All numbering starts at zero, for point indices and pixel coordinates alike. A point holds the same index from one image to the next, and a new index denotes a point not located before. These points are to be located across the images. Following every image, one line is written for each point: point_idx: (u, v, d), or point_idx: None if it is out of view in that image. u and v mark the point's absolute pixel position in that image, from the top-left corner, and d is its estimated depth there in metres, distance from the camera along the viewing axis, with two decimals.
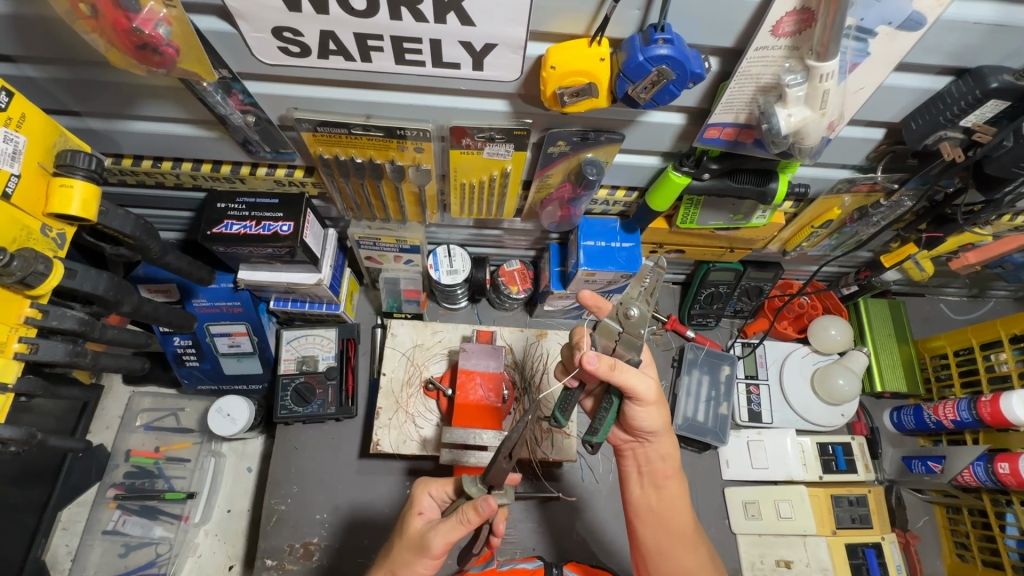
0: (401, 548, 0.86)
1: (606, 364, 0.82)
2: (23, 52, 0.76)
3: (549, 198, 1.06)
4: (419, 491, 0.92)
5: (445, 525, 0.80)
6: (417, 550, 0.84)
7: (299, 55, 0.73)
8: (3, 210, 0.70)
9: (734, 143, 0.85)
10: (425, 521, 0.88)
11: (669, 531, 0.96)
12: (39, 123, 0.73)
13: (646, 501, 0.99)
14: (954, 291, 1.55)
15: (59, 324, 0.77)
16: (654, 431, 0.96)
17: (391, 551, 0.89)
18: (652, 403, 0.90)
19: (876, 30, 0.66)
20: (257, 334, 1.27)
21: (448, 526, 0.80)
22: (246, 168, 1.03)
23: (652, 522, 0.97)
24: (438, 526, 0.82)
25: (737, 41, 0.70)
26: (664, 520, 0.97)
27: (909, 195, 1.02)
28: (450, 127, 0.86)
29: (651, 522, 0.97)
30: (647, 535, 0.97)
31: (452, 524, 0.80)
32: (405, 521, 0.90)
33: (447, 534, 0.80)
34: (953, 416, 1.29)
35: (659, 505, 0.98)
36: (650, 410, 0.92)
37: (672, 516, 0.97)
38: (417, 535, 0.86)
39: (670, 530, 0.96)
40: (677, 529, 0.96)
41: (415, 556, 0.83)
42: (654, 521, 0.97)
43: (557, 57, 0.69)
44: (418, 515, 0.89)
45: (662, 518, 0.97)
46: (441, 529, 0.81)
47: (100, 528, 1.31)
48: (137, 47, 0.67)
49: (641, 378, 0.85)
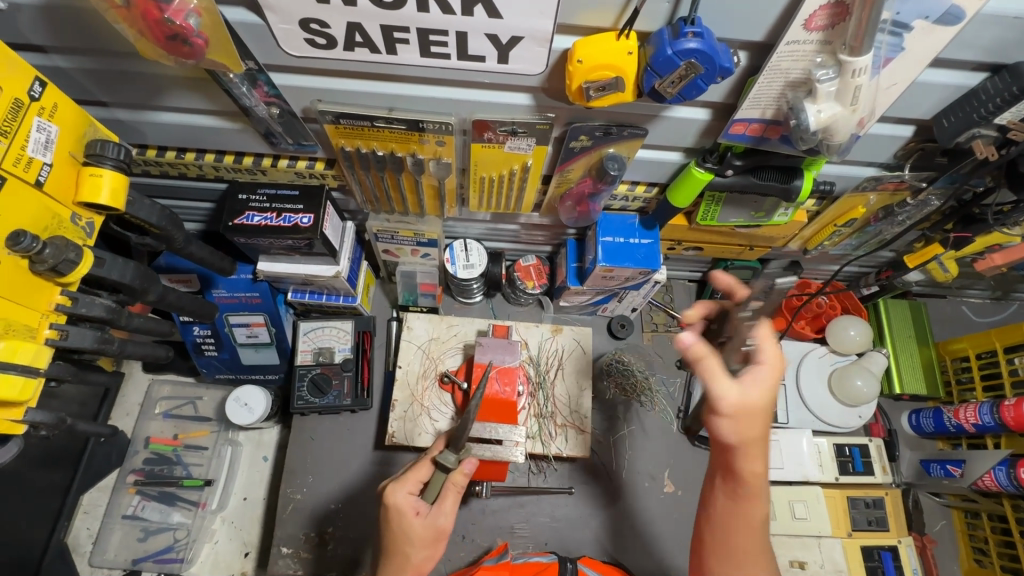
0: (416, 551, 0.88)
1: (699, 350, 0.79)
2: (54, 42, 0.77)
3: (569, 192, 1.05)
4: (399, 498, 0.90)
5: (446, 503, 0.90)
6: (433, 540, 0.90)
7: (325, 47, 0.73)
8: (35, 197, 0.71)
9: (760, 139, 0.84)
10: (425, 516, 0.89)
11: (750, 542, 0.81)
12: (70, 113, 0.74)
13: (728, 507, 0.82)
14: (977, 293, 1.53)
15: (88, 312, 0.78)
16: (754, 444, 0.78)
17: (402, 558, 0.88)
18: (744, 408, 0.76)
19: (911, 25, 0.65)
20: (275, 324, 1.28)
21: (448, 501, 0.91)
22: (268, 159, 1.04)
23: (730, 531, 0.82)
24: (437, 507, 0.90)
25: (767, 35, 0.69)
26: (744, 527, 0.81)
27: (936, 194, 1.00)
28: (472, 120, 0.86)
29: (732, 528, 0.82)
30: (727, 543, 0.83)
31: (448, 497, 0.91)
32: (403, 526, 0.89)
33: (450, 507, 0.91)
34: (974, 420, 1.27)
35: (738, 510, 0.81)
36: (758, 419, 0.77)
37: (750, 515, 0.81)
38: (426, 530, 0.89)
39: (734, 557, 0.82)
40: (757, 540, 0.82)
41: (432, 545, 0.90)
42: (731, 523, 0.82)
43: (584, 50, 0.68)
44: (416, 515, 0.89)
45: (745, 525, 0.81)
46: (445, 510, 0.90)
47: (120, 512, 1.35)
48: (168, 39, 0.68)
49: (737, 383, 0.77)
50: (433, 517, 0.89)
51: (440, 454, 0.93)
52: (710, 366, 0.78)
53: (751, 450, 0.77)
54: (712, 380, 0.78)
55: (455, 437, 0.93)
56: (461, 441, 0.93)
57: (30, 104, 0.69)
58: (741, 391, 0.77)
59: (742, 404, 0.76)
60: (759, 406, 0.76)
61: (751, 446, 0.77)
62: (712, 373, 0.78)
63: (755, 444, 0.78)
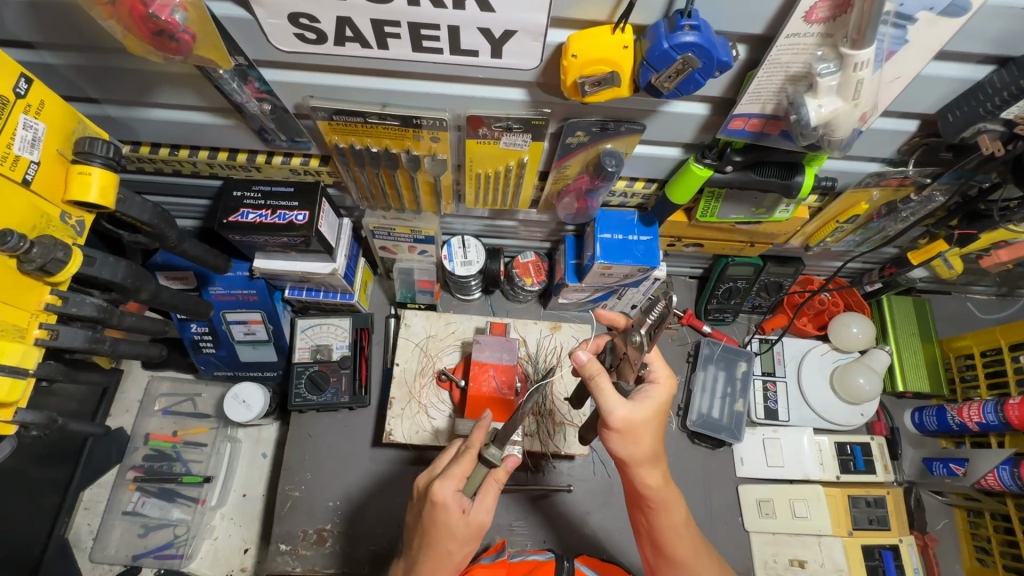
0: (458, 547, 0.82)
1: (594, 367, 0.82)
2: (42, 38, 0.76)
3: (566, 188, 1.04)
4: (445, 494, 0.80)
5: (488, 498, 0.83)
6: (473, 537, 0.82)
7: (315, 42, 0.72)
8: (23, 196, 0.70)
9: (759, 135, 0.82)
10: (470, 514, 0.81)
11: (682, 542, 0.89)
12: (57, 110, 0.73)
13: (653, 517, 0.89)
14: (981, 290, 1.51)
15: (78, 311, 0.78)
16: (636, 457, 0.84)
17: (442, 554, 0.82)
18: (623, 430, 0.82)
19: (915, 16, 0.63)
20: (272, 322, 1.28)
21: (490, 496, 0.83)
22: (262, 156, 1.03)
23: (664, 539, 0.89)
24: (478, 503, 0.82)
25: (766, 28, 0.67)
26: (671, 529, 0.89)
27: (941, 190, 0.98)
28: (467, 116, 0.84)
29: (666, 534, 0.89)
30: (667, 549, 0.89)
31: (489, 492, 0.83)
32: (447, 525, 0.81)
33: (491, 503, 0.83)
34: (978, 418, 1.25)
35: (662, 516, 0.88)
36: (626, 437, 0.83)
37: (671, 518, 0.88)
38: (470, 528, 0.81)
39: (674, 556, 0.89)
40: (687, 537, 0.89)
41: (472, 542, 0.83)
42: (663, 530, 0.89)
43: (578, 44, 0.67)
44: (462, 514, 0.81)
45: (671, 528, 0.88)
46: (487, 505, 0.83)
47: (121, 508, 1.35)
48: (154, 34, 0.67)
49: (627, 401, 0.81)
50: (475, 514, 0.81)
51: (484, 448, 0.83)
52: (604, 384, 0.82)
53: (648, 463, 0.85)
54: (607, 404, 0.81)
55: (502, 431, 0.83)
56: (507, 435, 0.83)
57: (16, 101, 0.68)
58: (634, 409, 0.81)
59: (639, 426, 0.82)
60: (647, 423, 0.83)
61: (646, 460, 0.84)
62: (611, 396, 0.81)
63: (652, 457, 0.85)
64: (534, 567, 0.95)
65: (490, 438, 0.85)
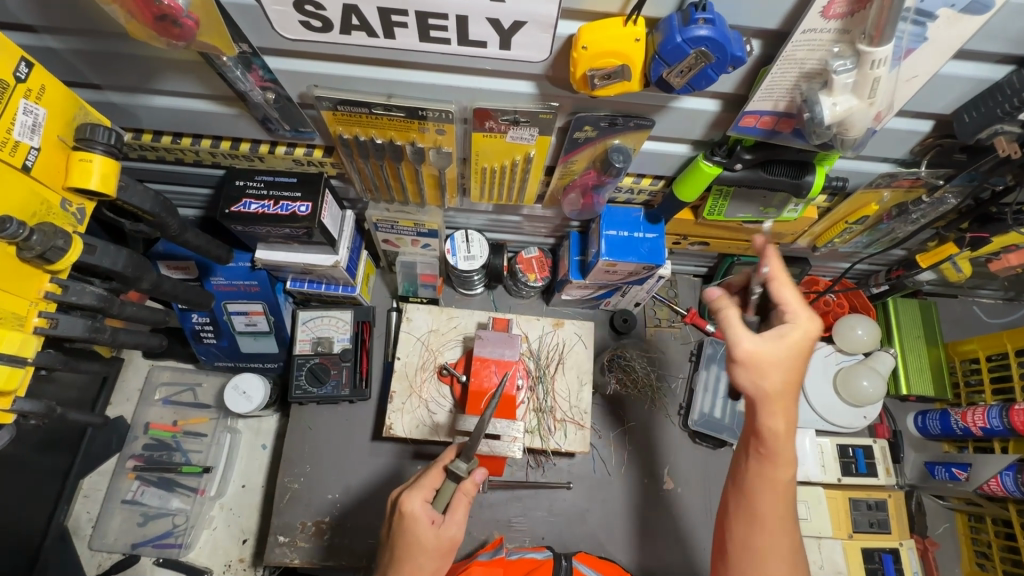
0: (428, 562, 0.81)
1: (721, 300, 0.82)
2: (43, 22, 0.75)
3: (572, 184, 1.03)
4: (413, 506, 0.82)
5: (457, 514, 0.84)
6: (443, 554, 0.83)
7: (321, 30, 0.70)
8: (23, 182, 0.69)
9: (771, 132, 0.81)
10: (440, 527, 0.82)
11: (776, 504, 0.82)
12: (58, 95, 0.72)
13: (755, 463, 0.83)
14: (988, 294, 1.50)
15: (79, 300, 0.77)
16: (758, 393, 0.79)
17: (412, 569, 0.81)
18: (749, 360, 0.78)
19: (936, 13, 0.61)
20: (273, 313, 1.27)
21: (460, 510, 0.84)
22: (265, 146, 1.01)
23: (756, 493, 0.82)
24: (449, 517, 0.83)
25: (783, 22, 0.66)
26: (771, 484, 0.82)
27: (953, 192, 0.97)
28: (474, 109, 0.83)
29: (759, 492, 0.82)
30: (756, 503, 0.82)
31: (459, 507, 0.85)
32: (417, 539, 0.81)
33: (462, 517, 0.84)
34: (982, 423, 1.24)
35: (767, 469, 0.82)
36: (749, 369, 0.79)
37: (772, 475, 0.81)
38: (439, 544, 0.82)
39: (761, 516, 0.82)
40: (783, 500, 0.82)
41: (443, 558, 0.83)
42: (755, 484, 0.82)
43: (590, 36, 0.65)
44: (432, 526, 0.82)
45: (774, 483, 0.81)
46: (456, 519, 0.84)
47: (120, 497, 1.35)
48: (156, 19, 0.65)
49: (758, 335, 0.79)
50: (444, 528, 0.82)
51: (452, 461, 0.85)
52: (731, 315, 0.81)
53: (773, 402, 0.79)
54: (732, 333, 0.80)
55: (468, 445, 0.86)
56: (472, 448, 0.85)
57: (16, 86, 0.67)
58: (764, 343, 0.78)
59: (768, 360, 0.78)
60: (782, 355, 0.78)
61: (772, 396, 0.79)
62: (736, 327, 0.80)
63: (778, 394, 0.79)
64: (534, 567, 0.93)
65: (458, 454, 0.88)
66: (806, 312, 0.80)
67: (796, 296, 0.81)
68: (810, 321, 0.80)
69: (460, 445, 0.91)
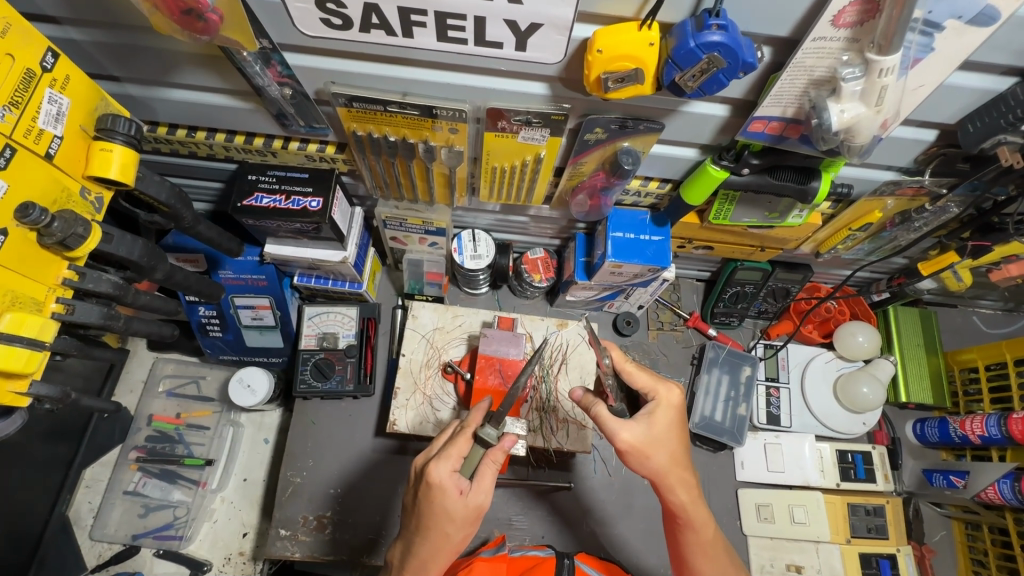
0: (455, 529, 0.82)
1: (588, 399, 0.88)
2: (68, 14, 0.77)
3: (581, 185, 1.04)
4: (440, 475, 0.80)
5: (484, 480, 0.82)
6: (472, 520, 0.82)
7: (341, 28, 0.72)
8: (46, 170, 0.70)
9: (779, 138, 0.82)
10: (467, 497, 0.81)
11: (711, 560, 0.89)
12: (82, 86, 0.74)
13: (680, 532, 0.90)
14: (988, 304, 1.51)
15: (95, 287, 0.78)
16: (660, 472, 0.86)
17: (439, 536, 0.82)
18: (638, 447, 0.84)
19: (943, 25, 0.63)
20: (280, 307, 1.28)
21: (488, 477, 0.82)
22: (278, 141, 1.03)
23: (691, 554, 0.90)
24: (476, 484, 0.81)
25: (793, 30, 0.67)
26: (698, 546, 0.90)
27: (955, 201, 0.99)
28: (488, 109, 0.85)
29: (694, 553, 0.90)
30: (696, 561, 0.90)
31: (487, 474, 0.82)
32: (444, 508, 0.80)
33: (489, 484, 0.82)
34: (980, 431, 1.25)
35: (689, 534, 0.89)
36: (661, 450, 0.85)
37: (700, 537, 0.89)
38: (467, 512, 0.81)
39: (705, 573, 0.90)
40: (717, 555, 0.90)
41: (471, 524, 0.83)
42: (691, 548, 0.90)
43: (604, 40, 0.67)
44: (459, 495, 0.80)
45: (704, 544, 0.89)
46: (484, 486, 0.82)
47: (122, 488, 1.36)
48: (182, 13, 0.67)
49: (632, 423, 0.85)
50: (473, 496, 0.81)
51: (480, 428, 0.83)
52: (604, 411, 0.85)
53: (675, 479, 0.86)
54: (611, 429, 0.85)
55: (497, 411, 0.83)
56: (502, 414, 0.83)
57: (42, 75, 0.68)
58: (639, 431, 0.85)
59: (647, 445, 0.84)
60: (657, 438, 0.85)
61: (669, 472, 0.86)
62: (614, 421, 0.84)
63: (672, 472, 0.86)
64: (535, 564, 0.93)
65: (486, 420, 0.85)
66: (665, 385, 0.88)
67: (647, 378, 0.89)
68: (670, 391, 0.88)
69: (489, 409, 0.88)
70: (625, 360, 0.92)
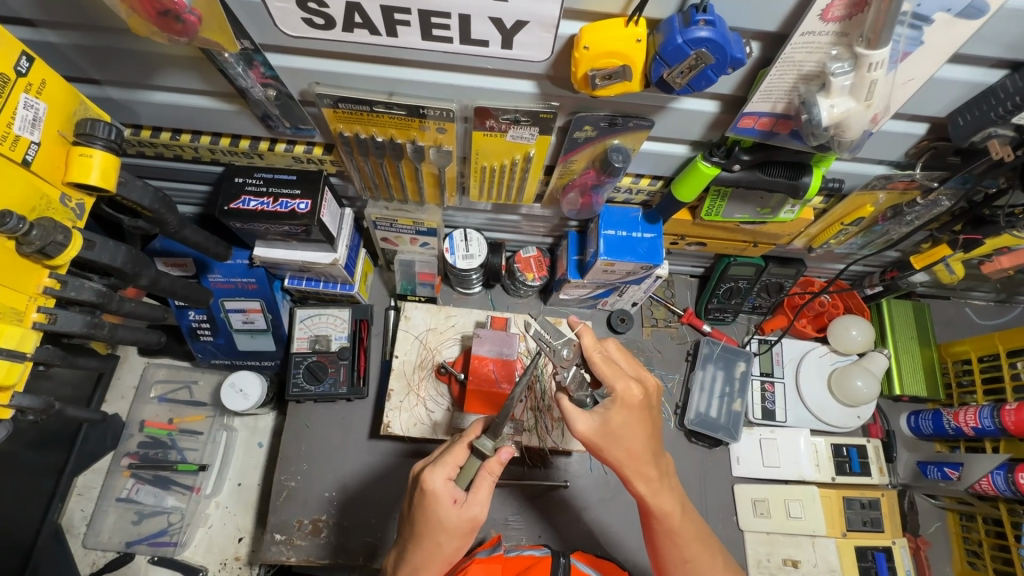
0: (448, 540, 0.80)
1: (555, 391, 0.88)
2: (43, 16, 0.75)
3: (572, 184, 1.03)
4: (436, 483, 0.80)
5: (480, 492, 0.81)
6: (465, 533, 0.81)
7: (323, 27, 0.70)
8: (23, 177, 0.69)
9: (769, 134, 0.82)
10: (461, 507, 0.80)
11: (677, 548, 0.89)
12: (59, 90, 0.72)
13: (649, 520, 0.90)
14: (981, 295, 1.51)
15: (77, 295, 0.77)
16: (620, 463, 0.85)
17: (432, 545, 0.81)
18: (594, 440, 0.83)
19: (932, 17, 0.62)
20: (271, 311, 1.27)
21: (484, 489, 0.82)
22: (265, 143, 1.01)
23: (658, 540, 0.90)
24: (472, 496, 0.81)
25: (781, 25, 0.66)
26: (666, 534, 0.89)
27: (947, 195, 0.99)
28: (475, 107, 0.84)
29: (661, 539, 0.90)
30: (664, 549, 0.90)
31: (483, 486, 0.82)
32: (438, 516, 0.80)
33: (485, 496, 0.82)
34: (973, 423, 1.26)
35: (655, 522, 0.89)
36: (622, 442, 0.83)
37: (664, 526, 0.88)
38: (460, 524, 0.80)
39: (670, 560, 0.90)
40: (685, 545, 0.89)
41: (465, 536, 0.82)
42: (659, 535, 0.89)
43: (591, 37, 0.66)
44: (453, 504, 0.80)
45: (670, 533, 0.88)
46: (480, 499, 0.81)
47: (114, 495, 1.34)
48: (159, 14, 0.65)
49: (589, 418, 0.83)
50: (467, 508, 0.80)
51: (477, 439, 0.82)
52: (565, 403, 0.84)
53: (638, 468, 0.85)
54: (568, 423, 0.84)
55: (494, 422, 0.82)
56: (499, 426, 0.82)
57: (16, 80, 0.67)
58: (595, 426, 0.83)
59: (603, 440, 0.83)
60: (616, 432, 0.83)
61: (630, 464, 0.84)
62: (571, 412, 0.83)
63: (634, 463, 0.84)
64: (531, 565, 0.92)
65: (483, 430, 0.84)
66: (623, 381, 0.84)
67: (608, 371, 0.84)
68: (627, 387, 0.84)
69: (488, 421, 0.88)
70: (594, 348, 0.86)
